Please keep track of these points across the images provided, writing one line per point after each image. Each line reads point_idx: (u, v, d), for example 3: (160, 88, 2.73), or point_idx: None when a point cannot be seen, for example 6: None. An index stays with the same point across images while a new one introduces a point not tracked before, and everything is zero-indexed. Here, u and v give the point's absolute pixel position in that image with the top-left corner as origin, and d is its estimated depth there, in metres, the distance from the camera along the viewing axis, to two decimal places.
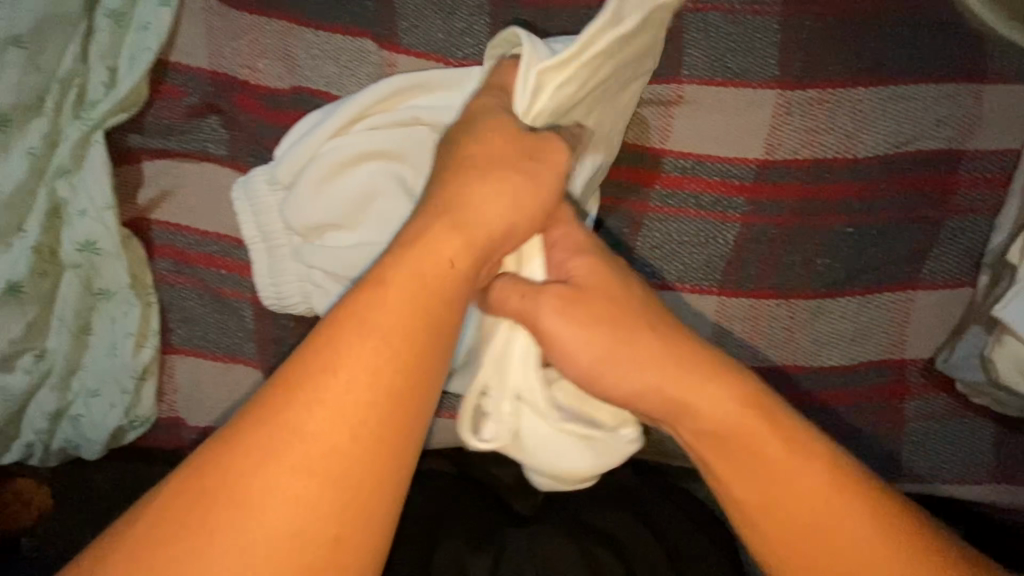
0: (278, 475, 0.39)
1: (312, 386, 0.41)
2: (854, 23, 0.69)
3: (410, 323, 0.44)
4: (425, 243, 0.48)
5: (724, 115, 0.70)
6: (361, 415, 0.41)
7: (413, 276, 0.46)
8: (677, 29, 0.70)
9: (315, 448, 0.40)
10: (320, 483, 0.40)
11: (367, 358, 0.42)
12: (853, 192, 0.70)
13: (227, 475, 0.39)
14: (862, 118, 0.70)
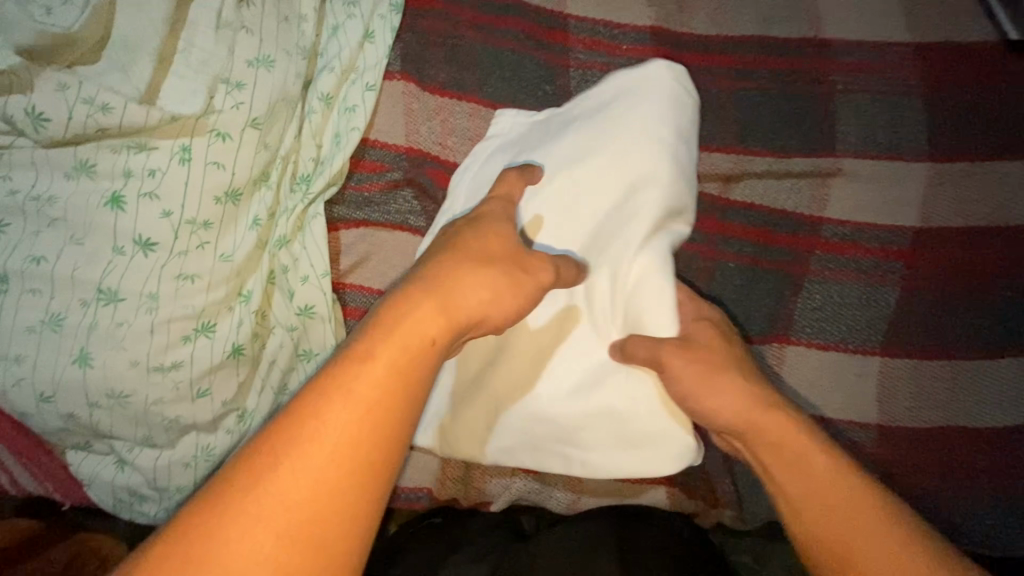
0: (240, 530, 0.35)
1: (305, 424, 0.37)
2: (995, 103, 0.76)
3: (377, 382, 0.40)
4: (414, 312, 0.44)
5: (878, 185, 0.75)
6: (323, 469, 0.37)
7: (400, 334, 0.42)
8: (830, 109, 0.76)
9: (285, 494, 0.36)
10: (318, 532, 0.36)
11: (351, 411, 0.38)
12: (1008, 257, 0.74)
13: (265, 509, 0.35)
14: (1011, 189, 0.74)
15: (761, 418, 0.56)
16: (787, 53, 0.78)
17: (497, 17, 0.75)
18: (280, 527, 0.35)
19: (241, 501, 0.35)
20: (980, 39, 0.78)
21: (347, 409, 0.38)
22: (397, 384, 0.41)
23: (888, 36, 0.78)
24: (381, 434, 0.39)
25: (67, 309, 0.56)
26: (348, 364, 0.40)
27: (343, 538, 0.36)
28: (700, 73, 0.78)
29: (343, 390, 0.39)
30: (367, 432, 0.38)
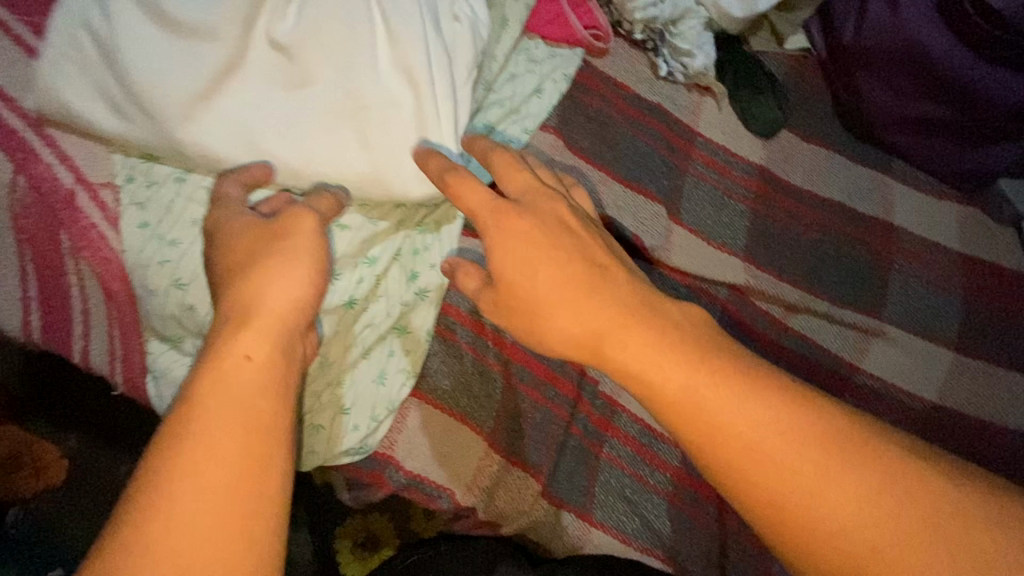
0: (174, 480, 0.38)
1: (191, 427, 0.40)
2: (1012, 322, 0.90)
3: (259, 339, 0.45)
4: (264, 272, 0.49)
5: (910, 356, 0.86)
6: (223, 431, 0.40)
7: (256, 295, 0.48)
8: (885, 279, 0.89)
9: (203, 464, 0.39)
10: (240, 484, 0.39)
11: (230, 401, 0.42)
12: (1001, 453, 0.83)
13: (189, 465, 0.39)
14: (1010, 396, 0.86)
15: (839, 475, 0.42)
16: (859, 223, 0.92)
17: (640, 115, 0.91)
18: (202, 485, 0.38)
19: (178, 462, 0.39)
20: (1010, 266, 0.93)
21: (207, 376, 0.43)
22: (276, 336, 0.46)
23: (941, 240, 0.93)
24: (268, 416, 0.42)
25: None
26: (231, 348, 0.44)
27: (250, 488, 0.39)
28: (788, 212, 0.91)
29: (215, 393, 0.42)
30: (235, 391, 0.42)
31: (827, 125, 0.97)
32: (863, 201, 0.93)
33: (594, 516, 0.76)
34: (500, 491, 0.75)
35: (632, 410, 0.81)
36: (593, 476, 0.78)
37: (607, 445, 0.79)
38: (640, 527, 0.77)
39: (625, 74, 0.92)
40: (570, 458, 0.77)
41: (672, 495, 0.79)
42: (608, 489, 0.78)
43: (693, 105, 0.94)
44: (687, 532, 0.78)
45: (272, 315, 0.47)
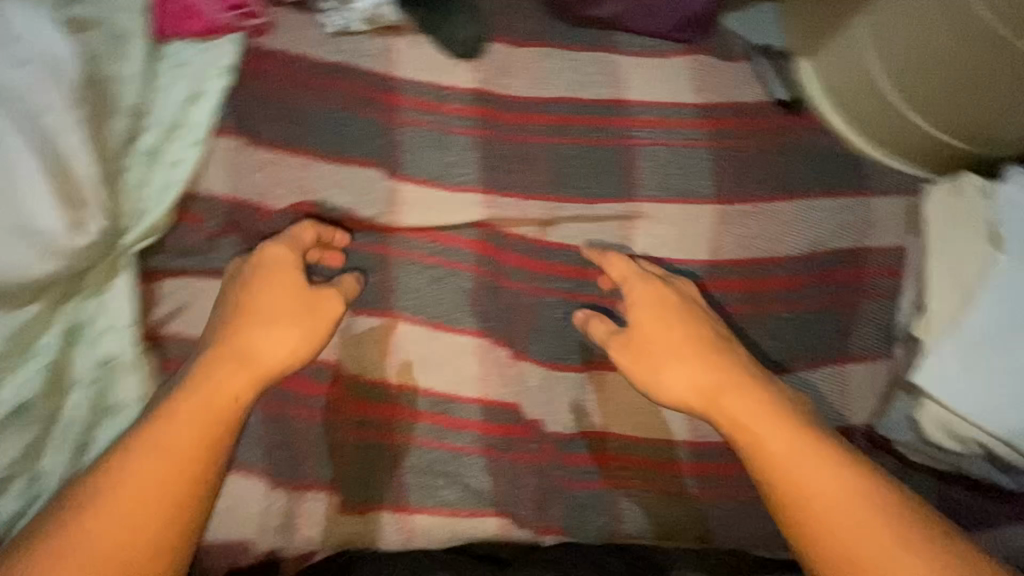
0: (103, 498, 0.57)
1: (134, 469, 0.59)
2: (766, 153, 0.88)
3: (242, 382, 0.65)
4: (246, 337, 0.67)
5: (673, 225, 0.85)
6: (178, 442, 0.61)
7: (246, 347, 0.67)
8: (630, 159, 0.86)
9: (153, 478, 0.59)
10: (173, 491, 0.59)
11: (166, 446, 0.60)
12: (783, 283, 0.84)
13: (126, 489, 0.58)
14: (784, 224, 0.85)
15: (751, 398, 0.68)
16: (593, 111, 0.88)
17: (328, 82, 0.82)
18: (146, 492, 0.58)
19: (115, 478, 0.58)
20: (752, 99, 0.91)
21: (203, 394, 0.63)
22: (240, 353, 0.66)
23: (677, 98, 0.90)
24: (197, 465, 0.61)
25: None
26: (223, 395, 0.64)
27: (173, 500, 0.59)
28: (516, 126, 0.86)
29: (164, 450, 0.60)
30: (203, 426, 0.62)
31: (533, 22, 0.91)
32: (589, 86, 0.89)
33: (409, 503, 0.75)
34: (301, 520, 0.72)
35: (412, 383, 0.77)
36: (395, 465, 0.75)
37: (400, 429, 0.75)
38: (460, 492, 0.76)
39: (300, 44, 0.82)
40: (363, 457, 0.74)
41: (483, 449, 0.78)
42: (415, 471, 0.75)
43: (385, 49, 0.85)
44: (509, 478, 0.78)
45: (245, 358, 0.66)
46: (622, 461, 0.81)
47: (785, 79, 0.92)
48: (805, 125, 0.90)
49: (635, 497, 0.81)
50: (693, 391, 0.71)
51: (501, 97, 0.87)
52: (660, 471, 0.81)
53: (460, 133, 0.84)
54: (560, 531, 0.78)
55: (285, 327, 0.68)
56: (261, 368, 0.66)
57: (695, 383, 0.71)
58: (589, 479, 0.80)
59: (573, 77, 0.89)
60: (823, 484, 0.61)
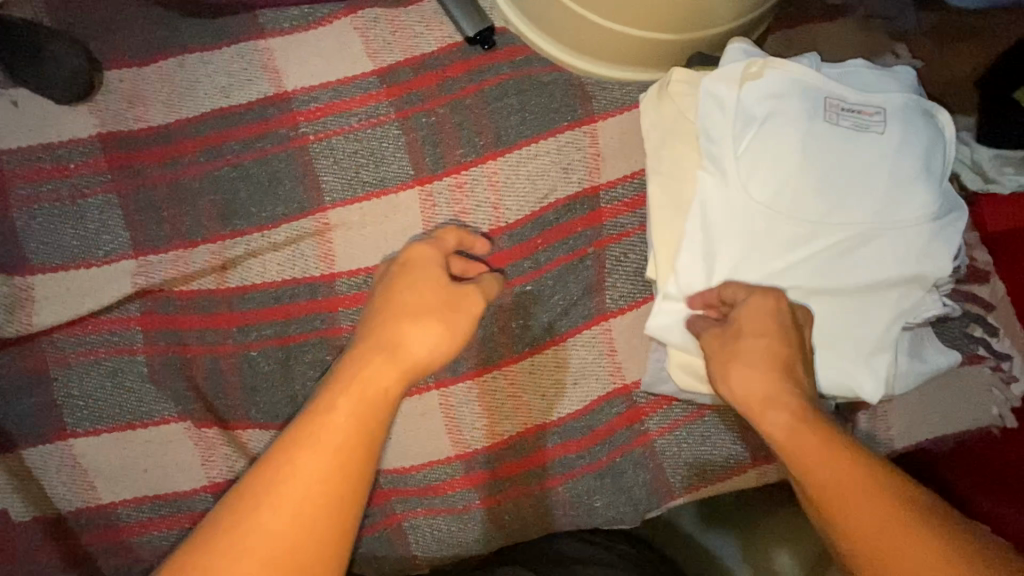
0: (265, 500, 0.43)
1: (295, 471, 0.44)
2: (464, 107, 0.75)
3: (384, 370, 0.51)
4: (396, 328, 0.54)
5: (374, 225, 0.73)
6: (334, 436, 0.46)
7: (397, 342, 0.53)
8: (308, 162, 0.73)
9: (296, 487, 0.44)
10: (328, 501, 0.44)
11: (336, 441, 0.46)
12: (517, 253, 0.74)
13: (274, 487, 0.44)
14: (502, 187, 0.74)
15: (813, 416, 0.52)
16: (251, 117, 0.74)
17: None
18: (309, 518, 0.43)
19: (252, 490, 0.44)
20: (436, 46, 0.77)
21: (347, 391, 0.49)
22: (452, 317, 0.56)
23: (349, 72, 0.76)
24: (354, 478, 0.45)
25: None
26: (323, 422, 0.47)
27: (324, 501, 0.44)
28: (164, 163, 0.72)
29: (320, 445, 0.45)
30: (360, 415, 0.48)
31: (152, 26, 0.75)
32: (240, 89, 0.75)
33: None
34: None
35: (127, 496, 0.68)
36: None
37: (144, 543, 0.68)
38: None
39: None
40: None
41: None
42: None
43: None
44: None
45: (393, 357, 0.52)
46: (397, 495, 0.74)
47: (470, 6, 0.76)
48: (504, 60, 0.77)
49: (420, 526, 0.75)
50: (745, 395, 0.55)
51: (137, 134, 0.73)
52: (441, 493, 0.74)
53: (95, 192, 0.71)
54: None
55: (424, 324, 0.55)
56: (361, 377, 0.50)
57: (751, 388, 0.55)
58: (366, 523, 0.74)
59: (220, 83, 0.75)
60: (826, 480, 0.48)
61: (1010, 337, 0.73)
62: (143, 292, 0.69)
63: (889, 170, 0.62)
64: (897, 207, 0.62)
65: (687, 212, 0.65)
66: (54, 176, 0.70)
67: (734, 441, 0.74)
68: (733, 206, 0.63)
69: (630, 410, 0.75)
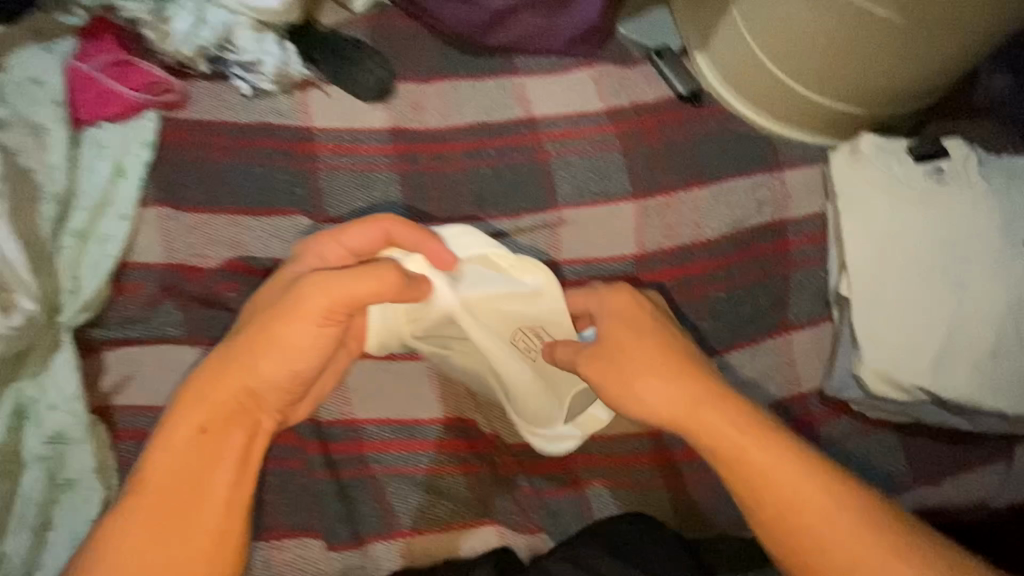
0: (129, 545, 0.59)
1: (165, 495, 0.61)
2: (675, 143, 0.92)
3: (203, 415, 0.63)
4: (243, 367, 0.64)
5: (597, 225, 0.87)
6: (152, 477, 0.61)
7: (246, 371, 0.64)
8: (548, 170, 0.90)
9: (172, 513, 0.60)
10: (247, 483, 0.63)
11: (176, 477, 0.61)
12: (715, 264, 0.86)
13: (165, 517, 0.60)
14: (706, 209, 0.88)
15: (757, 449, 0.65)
16: (505, 132, 0.92)
17: (249, 142, 0.86)
18: (725, 467, 0.66)
19: (118, 561, 0.58)
20: (655, 97, 0.95)
21: (200, 405, 0.64)
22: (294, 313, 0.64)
23: (584, 107, 0.94)
24: (184, 493, 0.61)
25: None
26: (154, 459, 0.62)
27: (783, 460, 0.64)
28: (435, 156, 0.90)
29: (162, 485, 0.61)
30: (219, 412, 0.64)
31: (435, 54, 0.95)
32: (498, 109, 0.94)
33: (403, 528, 0.77)
34: (282, 566, 0.73)
35: (374, 416, 0.79)
36: (383, 496, 0.77)
37: (380, 461, 0.78)
38: (451, 507, 0.78)
39: (215, 111, 0.86)
40: (350, 492, 0.76)
41: (459, 466, 0.79)
42: (403, 496, 0.78)
43: (300, 104, 0.89)
44: (488, 490, 0.80)
45: (247, 399, 0.65)
46: (588, 463, 0.83)
47: (684, 75, 0.96)
48: (708, 114, 0.95)
49: (603, 495, 0.82)
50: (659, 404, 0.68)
51: (417, 131, 0.91)
52: (626, 465, 0.83)
53: (381, 169, 0.88)
54: (541, 532, 0.81)
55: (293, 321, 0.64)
56: (227, 404, 0.64)
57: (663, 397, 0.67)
58: (556, 484, 0.82)
59: (484, 103, 0.94)
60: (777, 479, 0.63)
61: None
62: None
63: (1012, 235, 0.75)
64: None
65: (861, 250, 0.78)
66: (355, 153, 0.88)
67: (896, 461, 0.82)
68: (897, 249, 0.77)
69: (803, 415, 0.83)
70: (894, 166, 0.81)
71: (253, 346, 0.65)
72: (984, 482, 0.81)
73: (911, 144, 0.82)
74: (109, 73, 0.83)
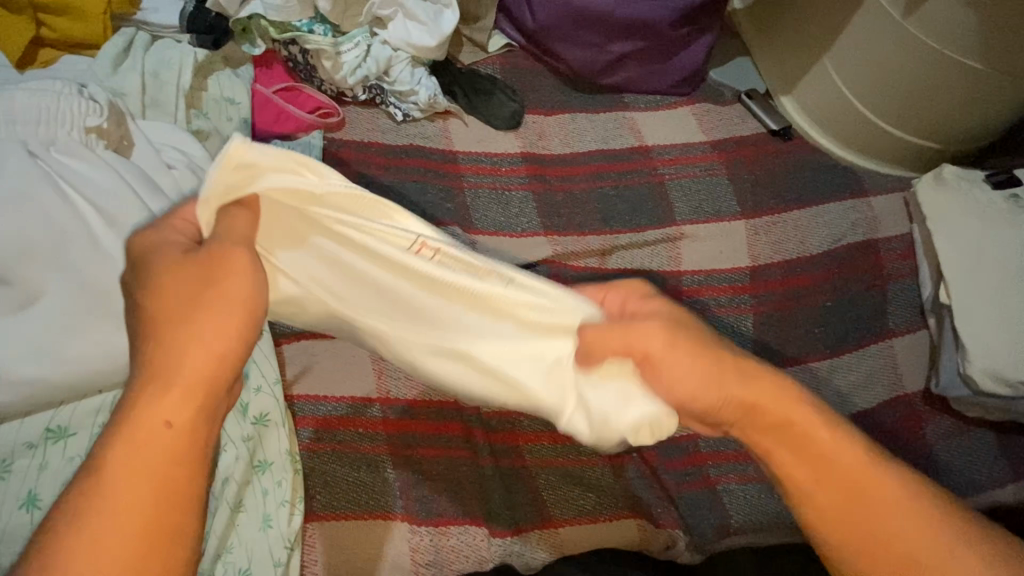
0: (63, 563, 0.39)
1: (97, 505, 0.40)
2: (773, 172, 1.04)
3: (175, 404, 0.43)
4: (191, 339, 0.44)
5: (712, 242, 0.97)
6: (122, 489, 0.41)
7: (186, 338, 0.44)
8: (664, 191, 1.00)
9: (109, 536, 0.40)
10: (140, 506, 0.41)
11: (131, 476, 0.41)
12: (819, 276, 0.96)
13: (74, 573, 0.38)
14: (806, 228, 0.99)
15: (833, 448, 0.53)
16: (623, 159, 1.02)
17: (400, 159, 0.94)
18: (814, 486, 0.52)
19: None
20: (750, 132, 1.08)
21: (156, 383, 0.43)
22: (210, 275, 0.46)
23: (690, 139, 1.06)
24: (163, 485, 0.42)
25: (37, 445, 0.61)
26: (117, 451, 0.42)
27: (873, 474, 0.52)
28: (563, 178, 0.99)
29: (114, 479, 0.41)
30: (179, 387, 0.43)
31: (556, 93, 1.07)
32: (614, 138, 1.04)
33: (554, 518, 0.79)
34: (448, 554, 0.74)
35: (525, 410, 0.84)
36: (534, 486, 0.81)
37: (530, 452, 0.82)
38: (597, 499, 0.81)
39: (370, 133, 0.96)
40: (505, 483, 0.79)
41: (603, 458, 0.84)
42: (552, 487, 0.81)
43: (441, 130, 0.99)
44: (633, 480, 0.84)
45: (184, 361, 0.44)
46: (715, 458, 0.88)
47: (774, 114, 1.09)
48: (798, 147, 1.07)
49: (733, 491, 0.87)
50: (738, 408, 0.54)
51: (544, 156, 1.01)
52: (749, 461, 0.89)
53: (516, 187, 0.97)
54: (678, 529, 0.83)
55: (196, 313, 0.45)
56: (195, 371, 0.44)
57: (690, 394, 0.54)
58: (690, 479, 0.87)
59: (601, 133, 1.05)
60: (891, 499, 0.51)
61: None
62: (548, 262, 0.93)
63: None
64: None
65: (953, 257, 0.90)
66: (493, 172, 0.98)
67: (996, 457, 0.89)
68: (985, 257, 0.89)
69: (912, 413, 0.90)
70: (971, 185, 0.94)
71: (162, 319, 0.45)
72: None
73: (985, 174, 0.95)
74: (283, 97, 0.92)
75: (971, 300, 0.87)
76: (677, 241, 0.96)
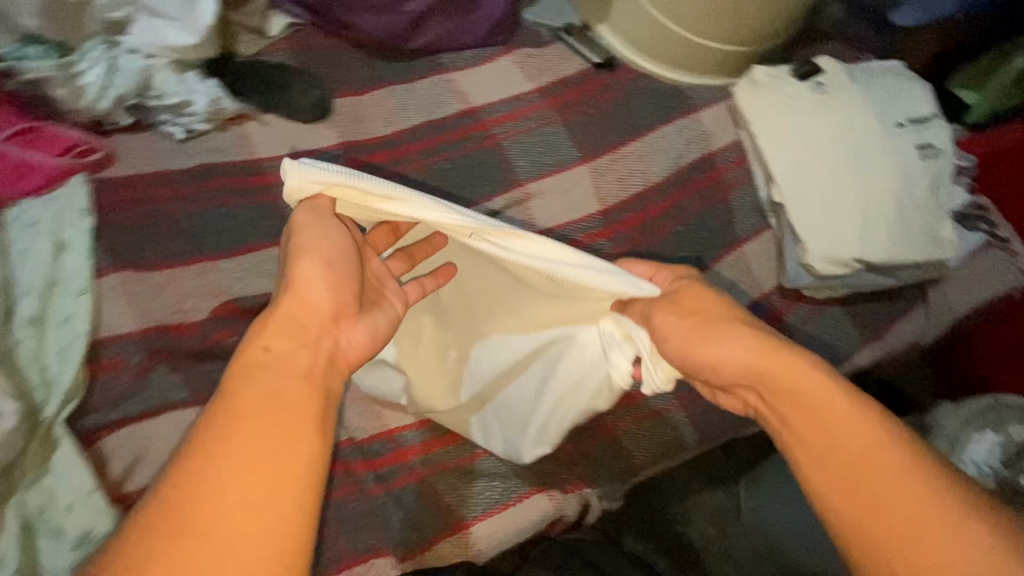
0: (187, 498, 0.42)
1: (212, 451, 0.44)
2: (605, 108, 1.01)
3: (274, 334, 0.51)
4: (266, 322, 0.52)
5: (561, 194, 0.94)
6: (217, 460, 0.43)
7: (299, 300, 0.54)
8: (502, 152, 0.95)
9: (234, 489, 0.42)
10: (236, 476, 0.43)
11: (243, 438, 0.44)
12: (666, 204, 0.97)
13: (199, 515, 0.41)
14: (646, 158, 0.98)
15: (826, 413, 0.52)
16: (451, 127, 0.95)
17: (194, 185, 0.81)
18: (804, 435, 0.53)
19: (133, 556, 0.39)
20: (574, 70, 1.04)
21: (265, 338, 0.51)
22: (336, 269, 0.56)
23: (516, 90, 1.00)
24: (282, 431, 0.46)
25: None
26: (241, 401, 0.47)
27: (841, 399, 0.52)
28: (392, 161, 0.91)
29: (239, 421, 0.45)
30: (300, 336, 0.52)
31: (361, 68, 0.96)
32: (437, 106, 0.97)
33: (463, 519, 0.77)
34: None
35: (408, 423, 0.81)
36: (436, 495, 0.78)
37: (422, 464, 0.79)
38: (501, 487, 0.80)
39: (148, 161, 0.81)
40: (403, 504, 0.76)
41: None
42: (455, 490, 0.78)
43: (238, 139, 0.86)
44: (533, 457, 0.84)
45: (255, 360, 0.49)
46: (608, 408, 0.89)
47: (594, 46, 1.06)
48: (624, 77, 1.05)
49: (631, 433, 0.88)
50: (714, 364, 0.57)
51: (365, 142, 0.91)
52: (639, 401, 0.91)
53: None
54: (586, 487, 0.84)
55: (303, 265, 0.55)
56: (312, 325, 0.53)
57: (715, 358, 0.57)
58: (589, 435, 0.87)
59: (422, 103, 0.96)
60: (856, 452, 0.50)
61: (1006, 223, 1.01)
62: None
63: (886, 122, 0.93)
64: (931, 135, 0.93)
65: (778, 157, 0.93)
66: None
67: (849, 329, 0.97)
68: (807, 148, 0.93)
69: (772, 311, 0.95)
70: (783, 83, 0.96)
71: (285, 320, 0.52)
72: (915, 325, 0.99)
73: (794, 68, 0.98)
74: (20, 146, 0.76)
75: (800, 194, 0.91)
76: (525, 202, 0.93)
